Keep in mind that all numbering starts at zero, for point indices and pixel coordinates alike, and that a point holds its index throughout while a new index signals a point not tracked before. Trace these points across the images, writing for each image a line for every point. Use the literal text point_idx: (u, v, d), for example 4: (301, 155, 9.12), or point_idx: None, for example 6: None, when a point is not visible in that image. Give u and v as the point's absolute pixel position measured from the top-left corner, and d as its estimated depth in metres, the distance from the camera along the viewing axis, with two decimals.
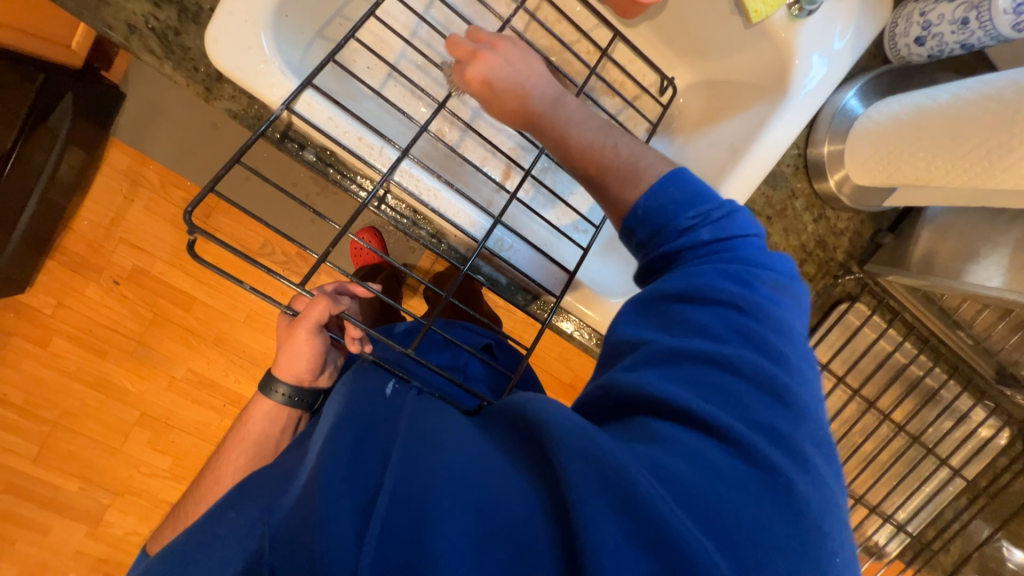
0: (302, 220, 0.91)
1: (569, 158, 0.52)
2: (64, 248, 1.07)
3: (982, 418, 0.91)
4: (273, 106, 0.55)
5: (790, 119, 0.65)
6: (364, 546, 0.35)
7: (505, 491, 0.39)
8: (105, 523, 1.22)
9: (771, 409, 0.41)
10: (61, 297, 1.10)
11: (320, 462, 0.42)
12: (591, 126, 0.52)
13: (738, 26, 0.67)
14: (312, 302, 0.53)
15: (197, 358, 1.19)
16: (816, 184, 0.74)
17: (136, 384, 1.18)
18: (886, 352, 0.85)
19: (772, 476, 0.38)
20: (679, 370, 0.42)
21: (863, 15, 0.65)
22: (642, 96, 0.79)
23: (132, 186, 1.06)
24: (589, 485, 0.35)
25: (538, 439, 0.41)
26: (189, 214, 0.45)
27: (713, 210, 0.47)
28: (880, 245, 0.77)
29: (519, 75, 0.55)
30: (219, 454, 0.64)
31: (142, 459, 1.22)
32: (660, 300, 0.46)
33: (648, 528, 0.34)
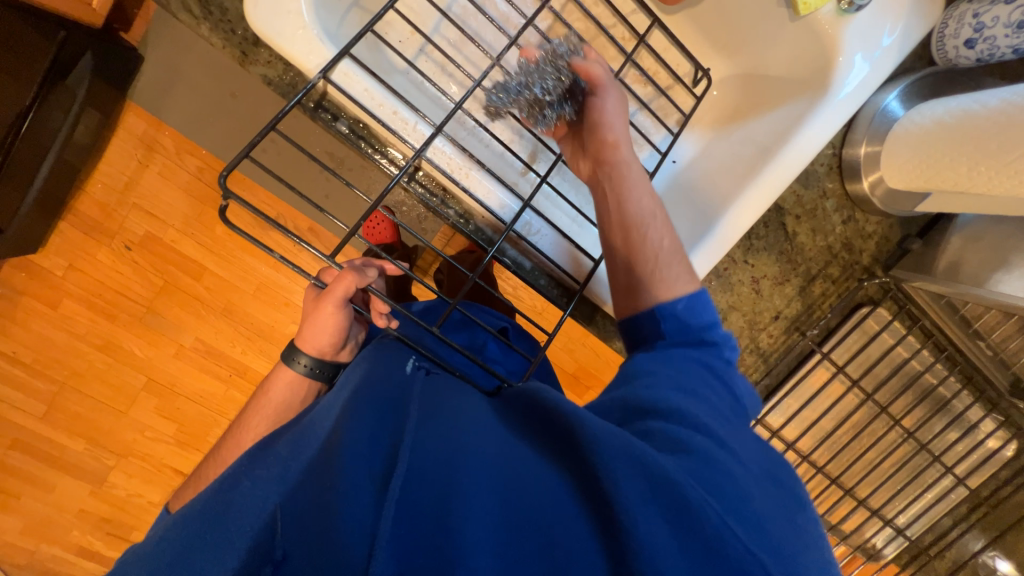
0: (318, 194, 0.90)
1: (631, 237, 0.57)
2: (76, 210, 1.07)
3: (991, 429, 0.92)
4: (309, 74, 0.54)
5: (828, 118, 0.64)
6: (382, 518, 0.35)
7: (534, 480, 0.40)
8: (110, 484, 1.24)
9: (761, 444, 0.47)
10: (72, 260, 1.10)
11: (340, 437, 0.42)
12: (657, 218, 0.58)
13: (784, 18, 0.66)
14: (339, 275, 0.53)
15: (206, 327, 1.20)
16: (848, 185, 0.73)
17: (145, 350, 1.19)
18: (901, 359, 0.86)
19: (787, 502, 0.42)
20: (700, 404, 0.46)
21: (913, 12, 0.63)
22: (675, 86, 0.78)
23: (147, 151, 1.05)
24: (636, 487, 0.37)
25: (564, 433, 0.42)
26: (223, 178, 0.46)
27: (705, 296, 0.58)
28: (906, 250, 0.76)
29: (620, 149, 0.60)
30: (240, 420, 0.64)
31: (148, 424, 1.23)
32: (675, 352, 0.51)
33: (688, 522, 0.36)
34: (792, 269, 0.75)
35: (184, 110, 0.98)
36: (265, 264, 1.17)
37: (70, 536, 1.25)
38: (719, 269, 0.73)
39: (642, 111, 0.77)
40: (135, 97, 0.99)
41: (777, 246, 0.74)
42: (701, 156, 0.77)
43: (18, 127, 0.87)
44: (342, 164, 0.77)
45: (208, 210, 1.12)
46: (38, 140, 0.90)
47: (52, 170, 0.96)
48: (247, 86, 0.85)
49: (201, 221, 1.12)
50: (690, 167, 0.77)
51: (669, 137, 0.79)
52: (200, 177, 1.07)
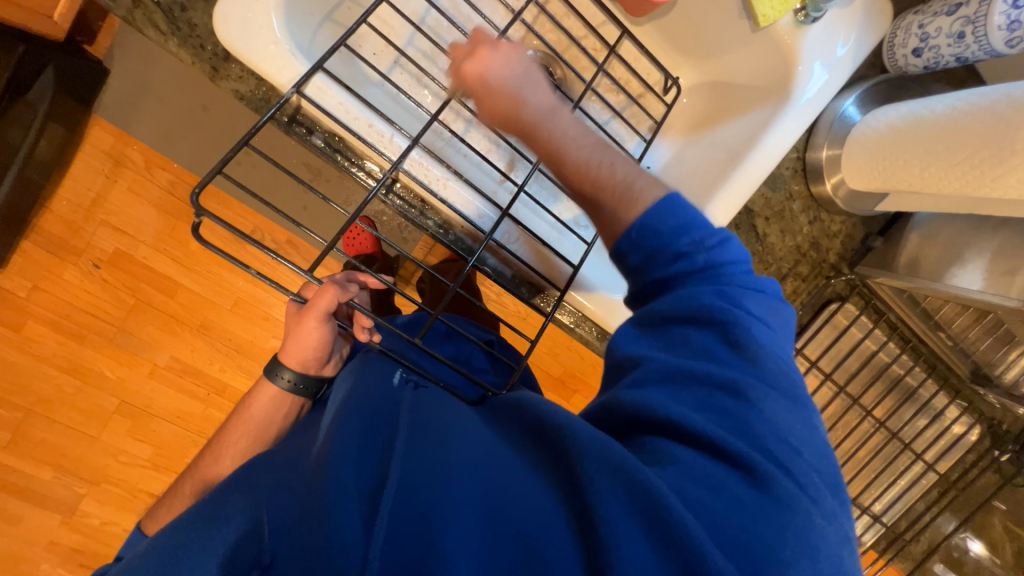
0: (295, 206, 0.89)
1: (566, 177, 0.49)
2: (42, 228, 1.03)
3: (956, 415, 0.96)
4: (282, 89, 0.54)
5: (791, 124, 0.66)
6: (373, 535, 0.36)
7: (527, 497, 0.39)
8: (81, 513, 1.19)
9: (770, 435, 0.41)
10: (36, 280, 1.06)
11: (330, 449, 0.42)
12: (587, 143, 0.49)
13: (746, 29, 0.68)
14: (321, 289, 0.52)
15: (182, 345, 1.16)
16: (812, 186, 0.76)
17: (116, 371, 1.15)
18: (870, 351, 0.89)
19: (782, 499, 0.38)
20: (685, 391, 0.43)
21: (865, 24, 0.67)
22: (647, 94, 0.80)
23: (115, 166, 1.02)
24: (618, 500, 0.36)
25: (558, 446, 0.41)
26: (196, 196, 0.46)
27: (707, 237, 0.47)
28: (870, 248, 0.80)
29: (518, 80, 0.50)
30: (218, 437, 0.63)
31: (121, 448, 1.19)
32: (662, 320, 0.46)
33: (667, 532, 0.34)
34: (764, 269, 0.77)
35: (153, 125, 0.92)
36: (241, 278, 1.15)
37: (38, 570, 1.19)
38: None
39: (616, 119, 0.79)
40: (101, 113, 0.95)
41: (750, 246, 0.76)
42: (674, 161, 0.80)
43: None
44: (319, 176, 0.77)
45: (180, 224, 1.09)
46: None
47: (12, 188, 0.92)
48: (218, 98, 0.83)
49: (173, 236, 1.09)
50: (663, 173, 0.80)
51: (643, 144, 0.81)
52: (171, 192, 1.04)
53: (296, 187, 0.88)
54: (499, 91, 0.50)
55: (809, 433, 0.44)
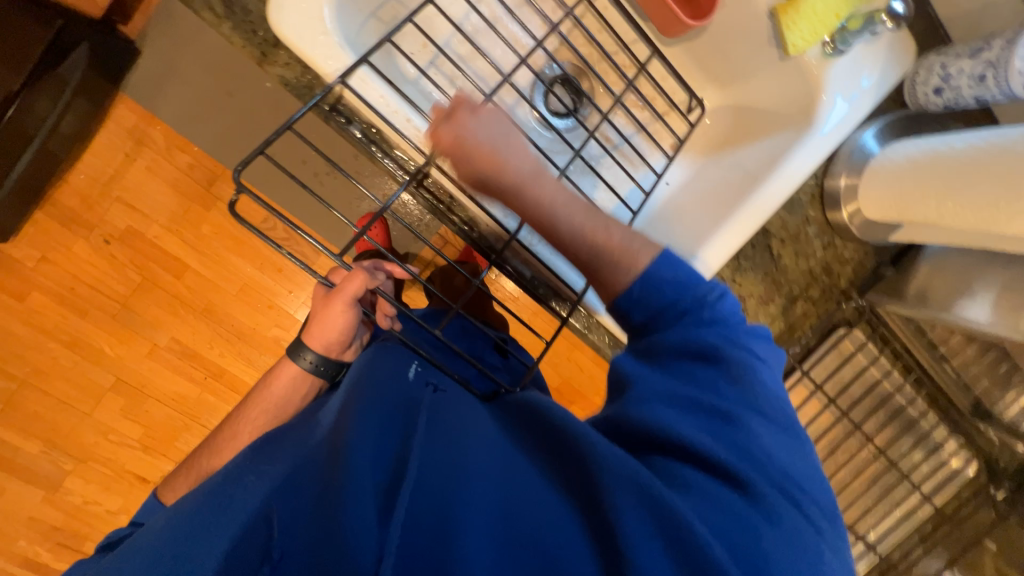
0: (307, 207, 0.85)
1: (562, 246, 0.52)
2: (54, 200, 0.98)
3: (954, 450, 0.95)
4: (327, 77, 0.55)
5: (811, 151, 0.68)
6: (389, 530, 0.36)
7: (542, 510, 0.40)
8: (65, 490, 1.16)
9: (774, 469, 0.43)
10: (46, 252, 1.01)
11: (350, 434, 0.42)
12: (578, 207, 0.52)
13: (775, 57, 0.71)
14: (350, 274, 0.54)
15: (183, 327, 1.14)
16: (829, 213, 0.78)
17: (115, 349, 1.11)
18: (874, 379, 0.90)
19: (789, 526, 0.40)
20: (698, 420, 0.44)
21: (889, 60, 0.69)
22: (671, 112, 0.83)
23: (136, 145, 0.98)
24: (637, 519, 0.37)
25: (575, 461, 0.42)
26: (239, 173, 0.48)
27: (708, 293, 0.49)
28: (880, 276, 0.81)
29: (499, 142, 0.52)
30: (239, 410, 0.63)
31: (112, 427, 1.16)
32: (664, 351, 0.48)
33: (684, 552, 0.36)
34: (776, 290, 0.79)
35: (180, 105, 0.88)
36: (249, 265, 1.12)
37: (15, 546, 1.17)
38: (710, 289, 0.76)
39: (640, 134, 0.81)
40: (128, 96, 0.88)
41: (763, 267, 0.77)
42: (693, 178, 0.82)
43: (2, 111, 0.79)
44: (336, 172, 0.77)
45: (194, 208, 1.06)
46: (20, 131, 0.84)
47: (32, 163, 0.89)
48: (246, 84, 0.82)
49: (186, 219, 1.06)
50: (680, 189, 0.81)
51: (664, 160, 0.83)
52: (189, 174, 1.02)
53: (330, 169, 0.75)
54: (473, 159, 0.52)
55: (808, 469, 0.46)
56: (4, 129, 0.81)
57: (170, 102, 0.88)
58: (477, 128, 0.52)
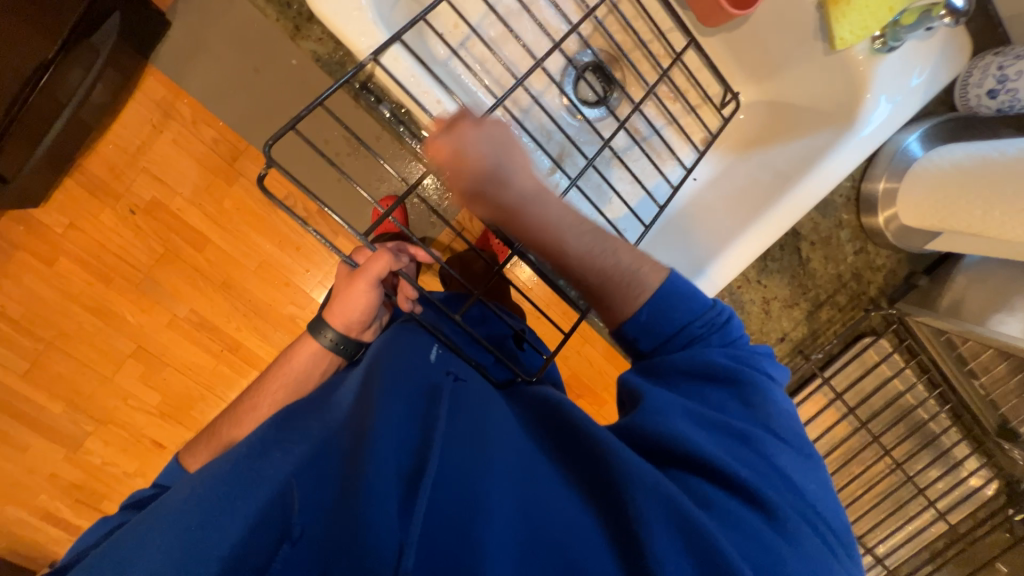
0: (328, 179, 0.84)
1: (568, 267, 0.52)
2: (83, 167, 1.00)
3: (974, 468, 0.91)
4: (359, 55, 0.55)
5: (849, 153, 0.66)
6: (410, 520, 0.36)
7: (564, 509, 0.41)
8: (86, 450, 1.16)
9: (788, 491, 0.44)
10: (74, 218, 1.03)
11: (374, 419, 0.42)
12: (585, 230, 0.51)
13: (819, 52, 0.68)
14: (374, 255, 0.55)
15: (202, 300, 1.13)
16: (863, 217, 0.75)
17: (137, 317, 1.11)
18: (897, 391, 0.88)
19: (809, 545, 0.40)
20: (714, 438, 0.45)
21: (941, 59, 0.66)
22: (703, 105, 0.80)
23: (162, 117, 0.99)
24: (667, 531, 0.38)
25: (596, 467, 0.43)
26: (269, 147, 0.48)
27: (714, 317, 0.52)
28: (913, 286, 0.79)
29: (501, 160, 0.50)
30: (258, 384, 0.64)
31: (131, 392, 1.16)
32: (674, 372, 0.50)
33: (709, 560, 0.37)
34: (802, 294, 0.77)
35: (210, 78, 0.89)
36: (268, 242, 1.11)
37: (37, 500, 1.17)
38: (732, 288, 0.75)
39: (670, 127, 0.80)
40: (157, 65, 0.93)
41: (790, 270, 0.76)
42: (722, 175, 0.80)
43: (35, 79, 0.79)
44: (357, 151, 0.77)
45: (218, 180, 1.06)
46: (53, 98, 0.84)
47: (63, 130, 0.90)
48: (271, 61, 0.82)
49: (209, 193, 1.06)
50: (708, 186, 0.79)
51: (693, 155, 0.81)
52: (215, 149, 1.02)
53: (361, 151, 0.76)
54: (474, 173, 0.49)
55: (823, 491, 0.46)
56: (39, 96, 0.82)
57: (199, 74, 0.91)
58: (476, 142, 0.49)
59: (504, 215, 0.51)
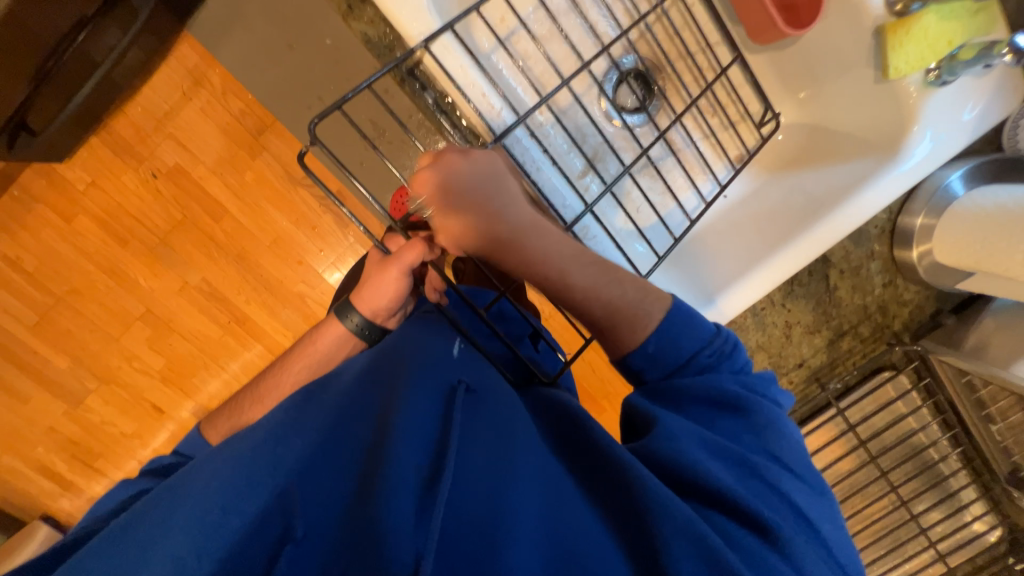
0: (352, 159, 0.82)
1: (574, 303, 0.51)
2: (110, 127, 1.01)
3: (979, 513, 0.90)
4: (412, 41, 0.56)
5: (890, 185, 0.64)
6: (428, 536, 0.36)
7: (583, 526, 0.41)
8: (86, 408, 1.16)
9: (803, 527, 0.43)
10: (96, 177, 1.03)
11: (394, 421, 0.42)
12: (583, 262, 0.51)
13: (870, 79, 0.67)
14: (409, 243, 0.55)
15: (214, 270, 1.12)
16: (896, 250, 0.74)
17: (148, 281, 1.11)
18: (910, 429, 0.87)
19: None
20: (731, 467, 0.45)
21: (996, 96, 0.64)
22: (743, 122, 0.80)
23: (193, 85, 1.00)
24: (693, 568, 0.38)
25: (615, 487, 0.43)
26: (315, 124, 0.48)
27: (725, 346, 0.52)
28: (940, 324, 0.79)
29: (489, 198, 0.49)
30: (281, 361, 0.65)
31: (136, 354, 1.15)
32: (685, 398, 0.49)
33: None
34: (825, 321, 0.76)
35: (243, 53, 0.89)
36: (285, 219, 1.10)
37: (34, 452, 1.16)
38: (756, 308, 0.75)
39: (707, 141, 0.79)
40: (194, 32, 0.94)
41: (816, 296, 0.75)
42: (753, 195, 0.79)
43: (72, 37, 0.79)
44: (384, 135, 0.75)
45: (241, 153, 1.06)
46: (88, 55, 0.84)
47: (95, 88, 0.90)
48: (309, 37, 0.82)
49: (232, 164, 1.06)
50: (738, 206, 0.79)
51: (728, 171, 0.81)
52: (241, 120, 1.03)
53: (401, 136, 0.74)
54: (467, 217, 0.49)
55: (835, 527, 0.46)
56: (75, 51, 0.81)
57: (234, 44, 0.91)
58: (464, 173, 0.49)
59: (496, 250, 0.49)
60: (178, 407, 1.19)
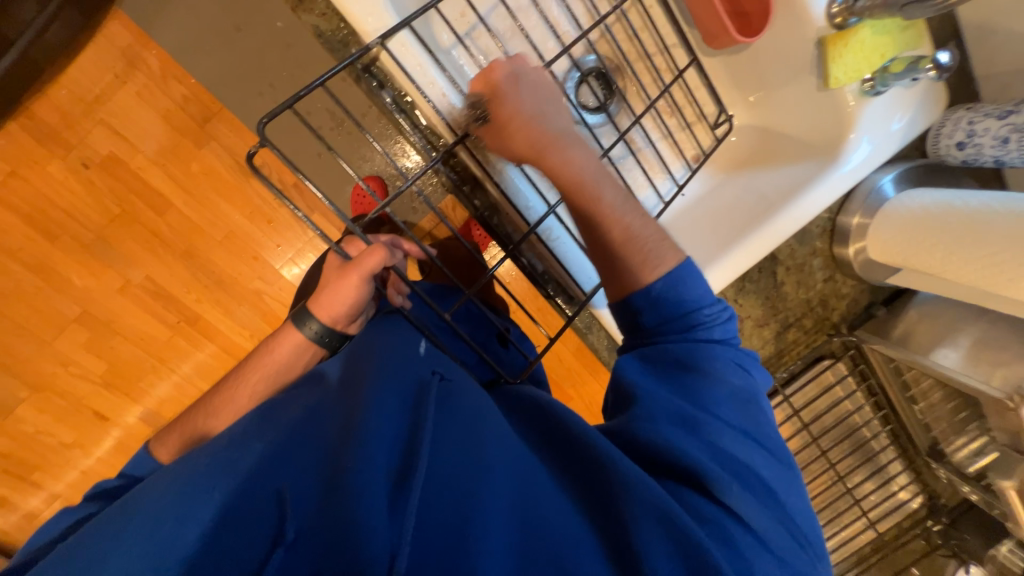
0: (308, 151, 0.79)
1: (599, 228, 0.52)
2: (31, 112, 0.91)
3: (904, 483, 0.99)
4: (367, 37, 0.55)
5: (830, 188, 0.69)
6: (403, 526, 0.36)
7: (559, 515, 0.42)
8: (16, 418, 1.07)
9: (766, 501, 0.45)
10: (17, 166, 0.94)
11: (362, 420, 0.41)
12: (616, 190, 0.53)
13: (813, 87, 0.71)
14: (368, 248, 0.53)
15: (159, 267, 1.04)
16: (835, 246, 0.80)
17: (83, 280, 1.02)
18: (847, 411, 0.95)
19: (785, 552, 0.43)
20: (706, 444, 0.46)
21: (921, 107, 0.70)
22: (698, 124, 0.82)
23: (127, 67, 0.92)
24: (664, 547, 0.39)
25: (593, 472, 0.45)
26: (264, 124, 0.44)
27: (721, 314, 0.53)
28: (872, 315, 0.86)
29: (547, 107, 0.54)
30: (237, 371, 0.62)
31: (72, 359, 1.06)
32: (672, 366, 0.50)
33: (700, 564, 0.38)
34: (773, 315, 0.82)
35: (180, 35, 0.83)
36: (237, 213, 1.04)
37: None
38: None
39: (665, 141, 0.82)
40: (126, 9, 0.86)
41: (765, 292, 0.80)
42: (710, 194, 0.82)
43: None
44: (341, 127, 0.75)
45: (185, 142, 0.98)
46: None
47: (10, 69, 0.81)
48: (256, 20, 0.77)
49: (175, 153, 0.99)
50: (697, 203, 0.82)
51: (687, 171, 0.83)
52: (184, 107, 0.96)
53: (352, 130, 0.75)
54: (526, 114, 0.52)
55: (794, 495, 0.48)
56: None
57: (173, 25, 0.84)
58: (526, 79, 0.54)
59: (542, 145, 0.52)
60: (124, 414, 1.12)
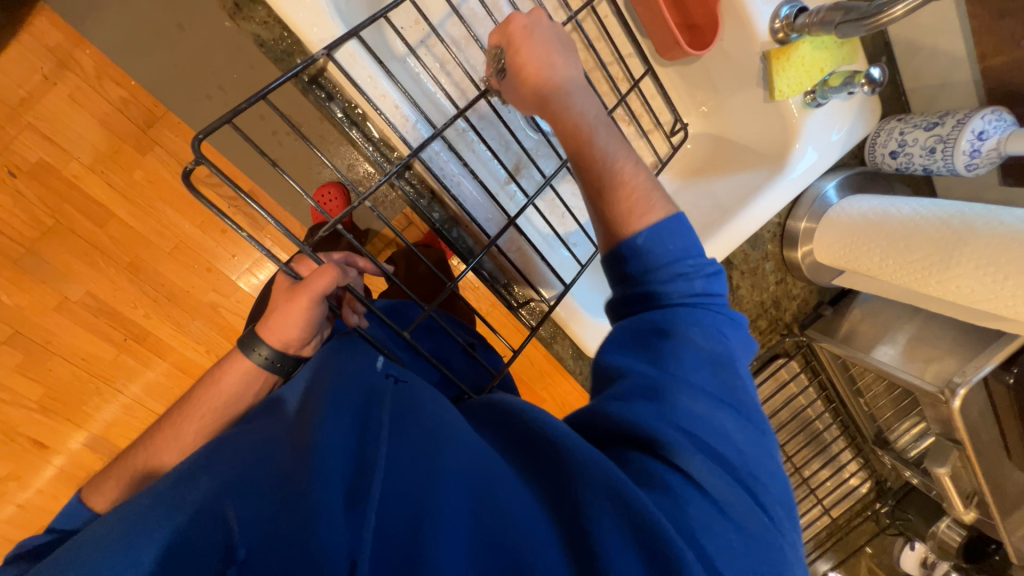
0: (261, 163, 0.77)
1: (587, 171, 0.50)
2: None
3: (854, 470, 1.05)
4: (312, 48, 0.53)
5: (777, 195, 0.72)
6: (363, 537, 0.34)
7: (513, 506, 0.38)
8: None
9: (736, 468, 0.41)
10: None
11: (314, 439, 0.40)
12: (614, 140, 0.51)
13: (760, 98, 0.73)
14: (318, 268, 0.51)
15: (101, 281, 0.97)
16: (785, 250, 0.84)
17: (13, 298, 0.94)
18: (801, 405, 1.00)
19: (754, 526, 0.39)
20: (682, 415, 0.41)
21: (858, 119, 0.74)
22: (655, 132, 0.85)
23: (57, 67, 0.84)
24: (616, 530, 0.35)
25: (553, 459, 0.40)
26: (199, 141, 0.41)
27: (706, 267, 0.48)
28: (820, 314, 0.91)
29: (558, 54, 0.53)
30: (182, 403, 0.58)
31: (3, 383, 0.97)
32: (649, 334, 0.45)
33: (649, 539, 0.35)
34: None
35: (114, 33, 0.76)
36: (187, 222, 0.98)
37: None
38: None
39: None
40: None
41: None
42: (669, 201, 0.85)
43: None
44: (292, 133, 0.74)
45: (126, 148, 0.92)
46: None
47: None
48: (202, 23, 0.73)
49: (115, 160, 0.92)
50: None
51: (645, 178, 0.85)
52: (125, 111, 0.89)
53: (294, 141, 0.73)
54: (537, 62, 0.52)
55: (772, 468, 0.44)
56: None
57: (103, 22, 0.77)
58: (540, 31, 0.53)
59: (547, 92, 0.52)
60: (65, 441, 1.03)
